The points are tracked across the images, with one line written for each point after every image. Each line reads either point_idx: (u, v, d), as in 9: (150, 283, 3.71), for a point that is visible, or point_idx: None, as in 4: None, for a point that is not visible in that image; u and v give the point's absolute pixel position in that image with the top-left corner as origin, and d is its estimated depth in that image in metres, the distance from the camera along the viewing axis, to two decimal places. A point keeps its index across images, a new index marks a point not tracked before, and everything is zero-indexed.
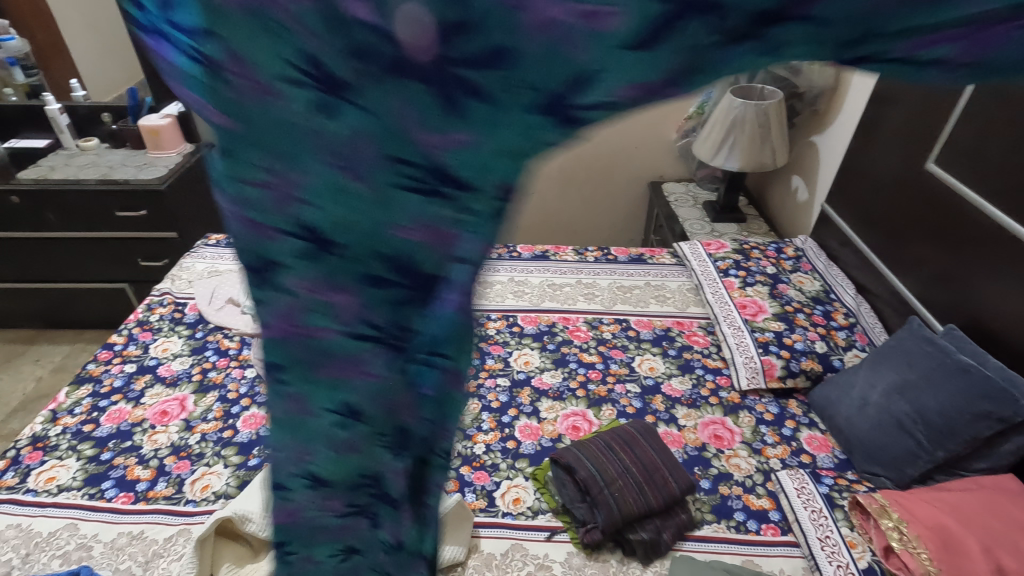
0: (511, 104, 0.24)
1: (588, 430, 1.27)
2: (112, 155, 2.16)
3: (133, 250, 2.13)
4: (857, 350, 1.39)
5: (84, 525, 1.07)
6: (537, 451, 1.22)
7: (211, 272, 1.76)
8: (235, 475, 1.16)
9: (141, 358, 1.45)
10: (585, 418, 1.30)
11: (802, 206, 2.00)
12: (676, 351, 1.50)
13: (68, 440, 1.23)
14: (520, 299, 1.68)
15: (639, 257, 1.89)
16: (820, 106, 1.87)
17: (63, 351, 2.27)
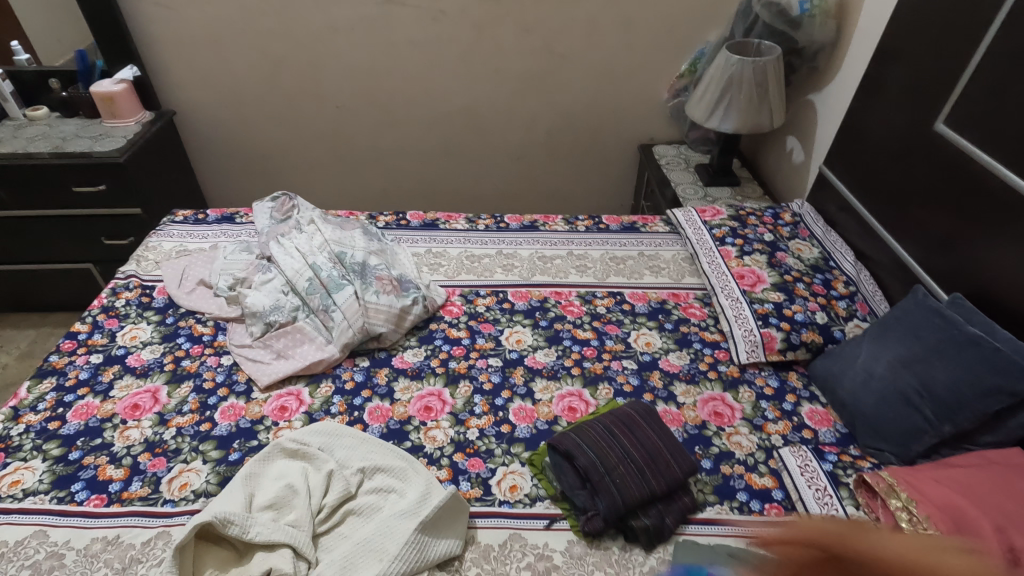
0: None
1: (439, 410, 1.24)
2: (64, 125, 2.00)
3: (95, 228, 2.00)
4: (858, 320, 1.35)
5: (55, 532, 1.00)
6: (381, 434, 1.19)
7: (179, 251, 1.65)
8: (215, 472, 1.10)
9: (108, 347, 1.36)
10: (439, 397, 1.27)
11: (797, 168, 1.94)
12: (673, 324, 1.45)
13: (33, 439, 1.15)
14: (509, 274, 1.61)
15: (631, 225, 1.81)
16: (819, 63, 1.78)
17: (30, 335, 2.16)
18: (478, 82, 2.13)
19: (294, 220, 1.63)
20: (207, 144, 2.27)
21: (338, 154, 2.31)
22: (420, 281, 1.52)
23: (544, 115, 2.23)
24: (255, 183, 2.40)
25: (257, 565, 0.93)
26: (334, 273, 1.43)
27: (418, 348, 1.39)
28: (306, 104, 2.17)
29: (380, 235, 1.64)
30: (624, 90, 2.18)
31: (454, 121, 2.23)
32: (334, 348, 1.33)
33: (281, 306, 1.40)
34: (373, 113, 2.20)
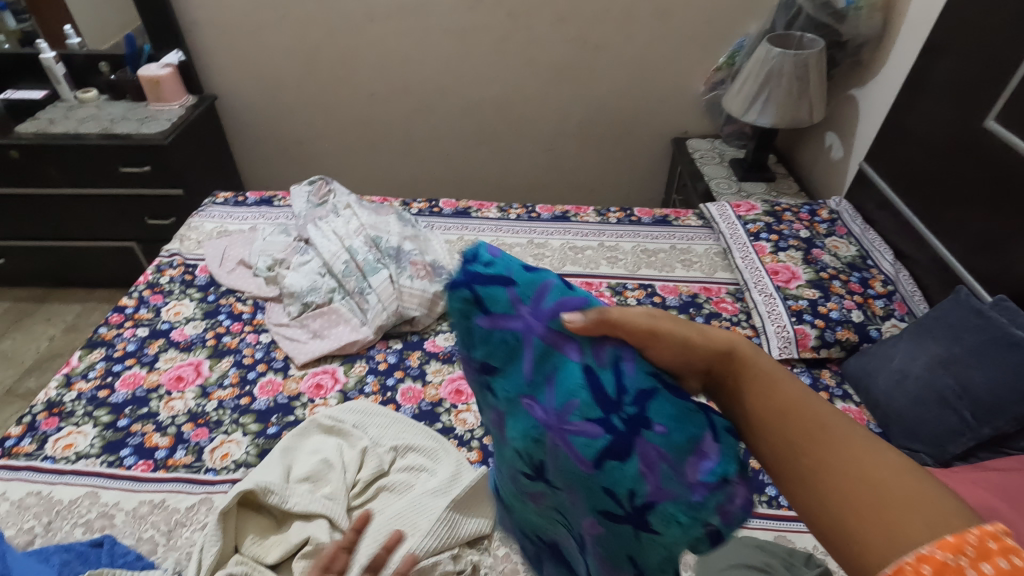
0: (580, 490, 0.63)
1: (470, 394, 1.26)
2: (112, 107, 2.07)
3: (139, 208, 2.07)
4: (895, 320, 1.33)
5: (105, 493, 1.05)
6: (413, 415, 1.22)
7: (220, 232, 1.70)
8: (254, 444, 1.14)
9: (153, 322, 1.42)
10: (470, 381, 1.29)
11: (835, 165, 1.90)
12: (704, 318, 1.44)
13: (84, 406, 1.21)
14: (540, 264, 1.62)
15: (663, 218, 1.81)
16: (863, 57, 1.74)
17: (76, 309, 2.26)
18: (512, 72, 2.14)
19: (331, 204, 1.66)
20: (246, 129, 2.33)
21: (372, 141, 2.34)
22: (452, 267, 1.54)
23: (577, 106, 2.22)
24: (291, 168, 2.44)
25: (295, 533, 0.96)
26: (370, 257, 1.45)
27: (450, 333, 1.41)
28: (343, 91, 2.20)
29: (414, 222, 1.66)
30: (659, 82, 2.16)
31: (487, 110, 2.24)
32: (368, 330, 1.36)
33: (318, 287, 1.43)
34: (407, 100, 2.22)
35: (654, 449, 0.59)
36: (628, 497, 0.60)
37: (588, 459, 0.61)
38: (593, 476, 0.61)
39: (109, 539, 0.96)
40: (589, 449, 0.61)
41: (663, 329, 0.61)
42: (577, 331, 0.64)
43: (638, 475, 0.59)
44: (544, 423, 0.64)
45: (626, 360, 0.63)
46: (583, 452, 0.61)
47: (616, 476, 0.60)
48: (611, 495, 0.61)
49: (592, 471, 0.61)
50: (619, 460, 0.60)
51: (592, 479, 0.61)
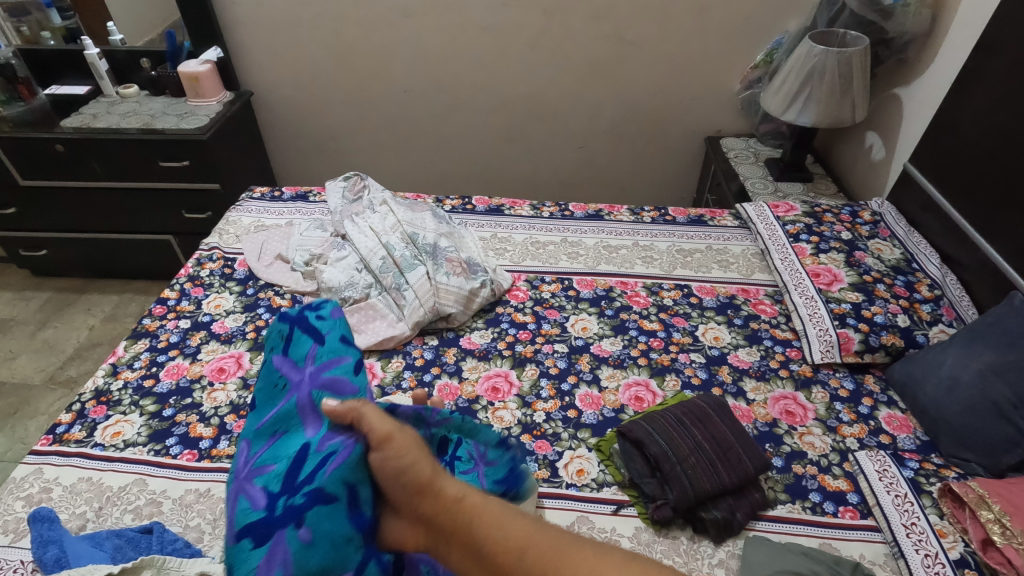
0: (326, 542, 0.75)
1: (506, 391, 1.26)
2: (152, 103, 2.11)
3: (176, 202, 2.11)
4: (943, 325, 1.29)
5: (153, 481, 1.07)
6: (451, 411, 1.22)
7: (257, 226, 1.72)
8: None
9: (195, 314, 1.44)
10: (506, 378, 1.29)
11: (877, 166, 1.86)
12: (742, 320, 1.42)
13: (130, 395, 1.24)
14: (574, 262, 1.61)
15: (699, 218, 1.78)
16: (909, 55, 1.70)
17: (114, 300, 2.31)
18: (546, 69, 2.13)
19: (367, 200, 1.68)
20: (280, 125, 2.36)
21: (403, 138, 2.35)
22: (487, 264, 1.54)
23: (610, 104, 2.20)
24: (323, 164, 2.47)
25: None
26: (407, 253, 1.46)
27: (485, 330, 1.41)
28: (376, 88, 2.22)
29: (448, 218, 1.67)
30: (694, 79, 2.13)
31: (519, 108, 2.24)
32: (405, 326, 1.37)
33: (355, 282, 1.44)
34: (439, 97, 2.23)
35: (284, 544, 0.75)
36: (312, 542, 0.75)
37: (302, 525, 0.76)
38: (314, 535, 0.75)
39: (158, 525, 0.98)
40: (319, 511, 0.76)
41: (395, 434, 0.76)
42: (330, 412, 0.82)
43: (310, 516, 0.76)
44: (288, 474, 0.83)
45: (343, 457, 0.79)
46: (308, 517, 0.76)
47: (335, 527, 0.76)
48: (315, 544, 0.75)
49: (276, 544, 0.75)
50: (296, 504, 0.78)
51: (278, 537, 0.76)
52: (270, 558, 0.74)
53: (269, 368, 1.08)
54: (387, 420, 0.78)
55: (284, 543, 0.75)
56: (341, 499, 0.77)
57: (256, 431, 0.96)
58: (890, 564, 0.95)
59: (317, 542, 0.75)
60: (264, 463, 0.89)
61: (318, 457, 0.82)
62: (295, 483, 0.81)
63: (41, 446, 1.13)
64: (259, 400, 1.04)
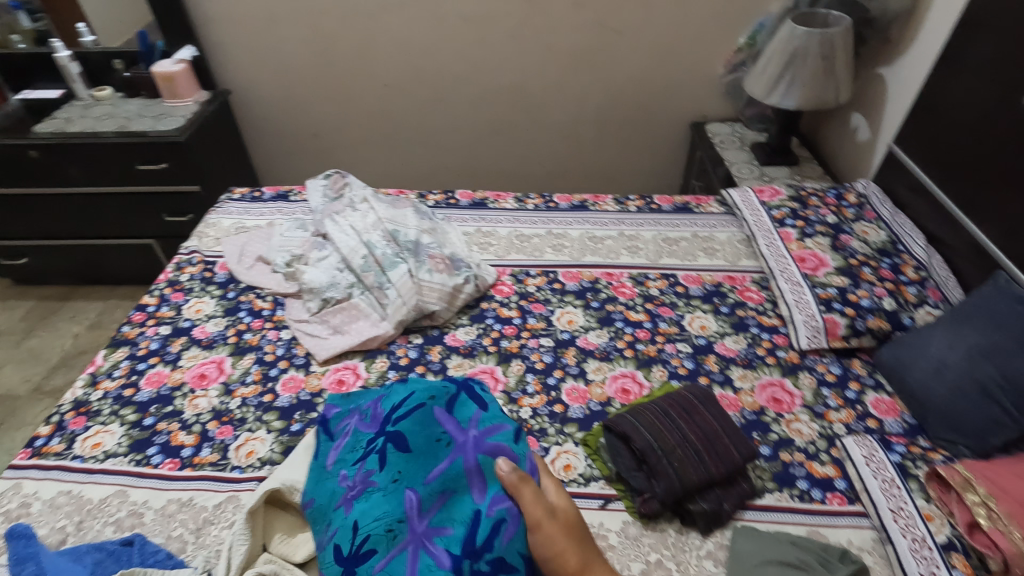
0: None
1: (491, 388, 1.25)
2: (128, 105, 2.07)
3: (156, 205, 2.08)
4: (929, 307, 1.29)
5: (134, 492, 1.06)
6: None
7: (238, 228, 1.70)
8: (279, 441, 1.15)
9: (175, 319, 1.42)
10: (492, 375, 1.28)
11: (862, 147, 1.84)
12: (729, 308, 1.41)
13: (110, 405, 1.22)
14: (559, 254, 1.60)
15: (684, 206, 1.77)
16: (893, 34, 1.68)
17: (98, 307, 2.28)
18: (527, 58, 2.10)
19: (347, 198, 1.65)
20: (260, 124, 2.32)
21: (385, 133, 2.32)
22: (471, 259, 1.53)
23: (594, 93, 2.18)
24: (305, 162, 2.43)
25: None
26: (389, 251, 1.43)
27: (470, 327, 1.39)
28: (356, 82, 2.18)
29: (431, 214, 1.64)
30: (678, 65, 2.10)
31: (502, 99, 2.21)
32: (389, 325, 1.35)
33: (337, 282, 1.42)
34: (421, 90, 2.19)
35: None
36: None
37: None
38: None
39: (139, 537, 0.97)
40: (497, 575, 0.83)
41: (545, 522, 0.86)
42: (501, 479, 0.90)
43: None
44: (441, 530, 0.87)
45: (509, 528, 0.86)
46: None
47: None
48: None
49: None
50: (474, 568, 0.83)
51: None
52: None
53: (427, 414, 0.99)
54: (541, 503, 0.88)
55: None
56: (519, 570, 0.84)
57: (422, 480, 0.92)
58: (878, 550, 0.95)
59: None
60: (441, 523, 0.88)
61: (493, 522, 0.86)
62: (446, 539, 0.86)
63: (20, 460, 1.12)
64: (412, 443, 0.95)
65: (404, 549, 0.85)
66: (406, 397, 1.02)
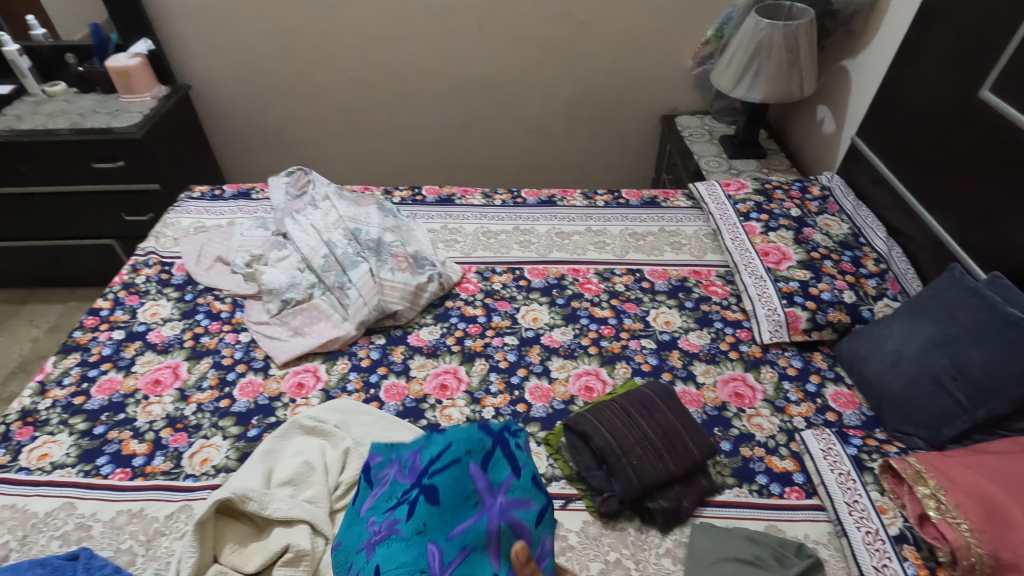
0: None
1: (454, 388, 1.24)
2: (82, 100, 2.00)
3: (115, 204, 2.02)
4: (888, 299, 1.30)
5: (82, 504, 1.03)
6: (397, 412, 1.20)
7: (197, 228, 1.65)
8: (234, 447, 1.12)
9: (129, 323, 1.38)
10: (455, 375, 1.27)
11: (828, 140, 1.85)
12: (693, 303, 1.41)
13: (60, 413, 1.18)
14: (525, 251, 1.58)
15: (652, 200, 1.76)
16: (855, 26, 1.68)
17: (58, 309, 2.22)
18: (495, 51, 2.07)
19: (310, 196, 1.62)
20: (223, 119, 2.26)
21: (353, 128, 2.28)
22: (435, 257, 1.50)
23: (563, 86, 2.16)
24: (271, 158, 2.38)
25: (276, 540, 0.93)
26: (349, 250, 1.41)
27: (434, 326, 1.38)
28: (320, 76, 2.13)
29: (395, 211, 1.62)
30: (647, 57, 2.09)
31: (470, 92, 2.18)
32: (350, 326, 1.33)
33: (297, 283, 1.39)
34: (388, 84, 2.15)
35: None
36: None
37: None
38: None
39: (85, 551, 0.94)
40: None
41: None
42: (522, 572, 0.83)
43: None
44: None
45: None
46: None
47: None
48: None
49: None
50: None
51: None
52: None
53: (461, 471, 0.87)
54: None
55: None
56: None
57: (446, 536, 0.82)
58: (834, 542, 0.96)
59: None
60: None
61: None
62: None
63: None
64: (444, 500, 0.84)
65: None
66: (442, 449, 0.90)
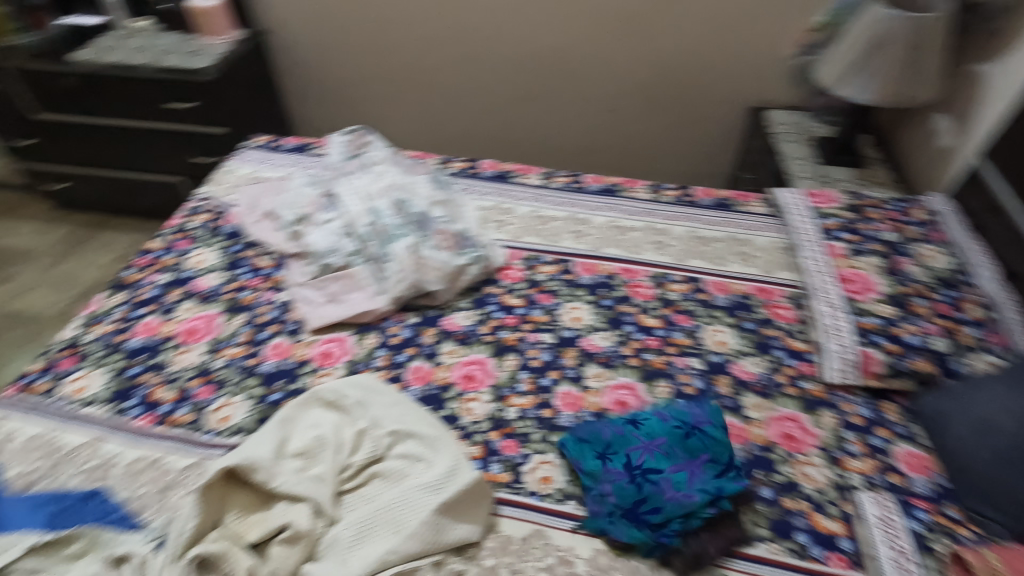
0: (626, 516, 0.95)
1: (481, 381, 1.18)
2: (163, 38, 2.03)
3: (185, 144, 2.06)
4: (988, 354, 1.12)
5: (107, 443, 1.06)
6: (419, 397, 1.16)
7: (253, 178, 1.65)
8: (255, 409, 1.12)
9: (176, 268, 1.40)
10: (483, 367, 1.21)
11: (942, 155, 1.61)
12: (753, 324, 1.27)
13: (101, 349, 1.22)
14: (578, 242, 1.48)
15: (725, 202, 1.60)
16: (1001, 25, 1.43)
17: (128, 240, 2.32)
18: (576, 20, 1.93)
19: (364, 158, 1.57)
20: (295, 69, 2.25)
21: (420, 89, 2.21)
22: (481, 238, 1.43)
23: (645, 64, 1.99)
24: (338, 112, 2.36)
25: (276, 516, 0.92)
26: (394, 221, 1.35)
27: (470, 312, 1.31)
28: (393, 32, 2.06)
29: (447, 184, 1.55)
30: (743, 41, 1.89)
31: (544, 63, 2.05)
32: (384, 300, 1.29)
33: (338, 249, 1.36)
34: (461, 47, 2.06)
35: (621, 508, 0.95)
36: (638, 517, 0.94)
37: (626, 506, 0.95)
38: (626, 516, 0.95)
39: (101, 493, 0.97)
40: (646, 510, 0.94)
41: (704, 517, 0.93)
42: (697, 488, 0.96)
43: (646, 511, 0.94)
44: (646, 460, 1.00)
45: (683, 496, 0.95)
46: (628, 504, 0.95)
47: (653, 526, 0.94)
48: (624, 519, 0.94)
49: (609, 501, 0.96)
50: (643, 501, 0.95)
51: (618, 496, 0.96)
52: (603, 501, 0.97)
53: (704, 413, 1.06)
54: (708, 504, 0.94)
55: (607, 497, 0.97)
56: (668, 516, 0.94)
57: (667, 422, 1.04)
58: None
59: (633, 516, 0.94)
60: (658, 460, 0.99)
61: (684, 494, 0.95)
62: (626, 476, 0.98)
63: (9, 394, 1.13)
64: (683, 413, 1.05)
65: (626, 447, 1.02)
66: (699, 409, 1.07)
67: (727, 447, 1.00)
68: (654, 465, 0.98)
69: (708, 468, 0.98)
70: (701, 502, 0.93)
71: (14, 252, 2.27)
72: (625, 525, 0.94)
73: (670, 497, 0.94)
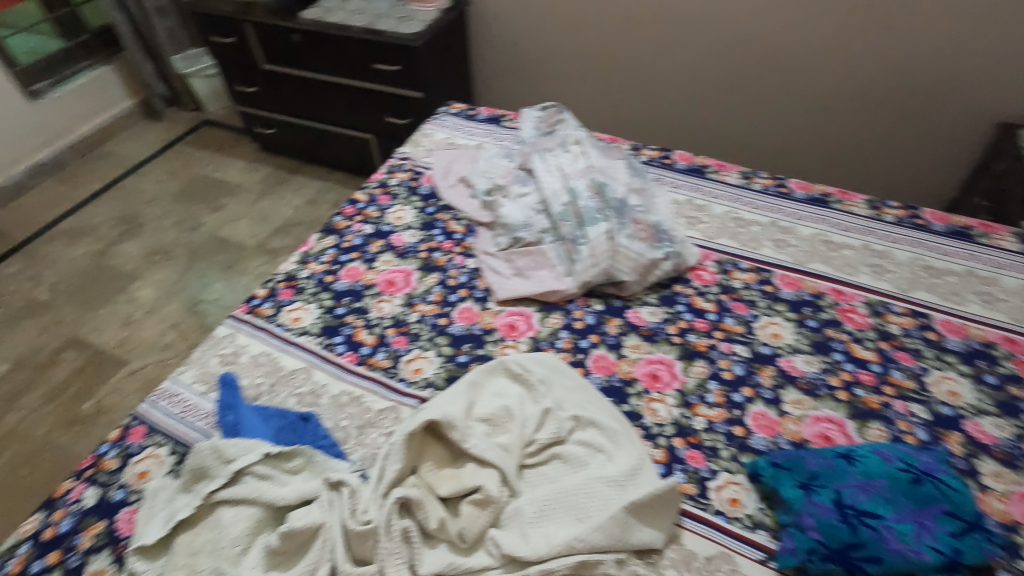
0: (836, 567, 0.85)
1: (666, 383, 1.13)
2: (378, 3, 2.15)
3: (382, 105, 2.19)
4: None
5: (317, 373, 1.15)
6: (601, 387, 1.13)
7: (449, 144, 1.71)
8: (445, 368, 1.16)
9: (378, 221, 1.49)
10: (669, 368, 1.15)
11: None
12: (996, 380, 1.09)
13: (313, 286, 1.33)
14: (779, 253, 1.36)
15: (964, 230, 1.38)
16: None
17: (317, 186, 2.55)
18: (801, 7, 1.75)
19: (561, 136, 1.56)
20: (488, 41, 2.29)
21: (609, 70, 2.15)
22: (675, 233, 1.36)
23: (874, 62, 1.77)
24: (520, 86, 2.37)
25: (467, 476, 0.95)
26: (592, 204, 1.32)
27: (657, 308, 1.26)
28: (594, 9, 2.02)
29: (642, 172, 1.49)
30: (1010, 44, 1.60)
31: (752, 52, 1.90)
32: (572, 283, 1.27)
33: (531, 224, 1.37)
34: (663, 30, 1.97)
35: (827, 549, 0.86)
36: (855, 564, 0.85)
37: (837, 548, 0.85)
38: (840, 561, 0.85)
39: (314, 416, 1.06)
40: (861, 558, 0.85)
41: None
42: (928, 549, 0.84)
43: (864, 559, 0.84)
44: (863, 500, 0.89)
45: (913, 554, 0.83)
46: (839, 547, 0.85)
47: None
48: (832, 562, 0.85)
49: (815, 540, 0.86)
50: (861, 549, 0.85)
51: (826, 535, 0.87)
52: (811, 536, 0.87)
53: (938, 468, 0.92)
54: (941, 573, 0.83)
55: (814, 532, 0.87)
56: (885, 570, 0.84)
57: (890, 466, 0.92)
58: None
59: (843, 561, 0.85)
60: (877, 506, 0.88)
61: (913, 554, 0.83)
62: (843, 519, 0.87)
63: (240, 313, 1.27)
64: (913, 462, 0.92)
65: (841, 485, 0.91)
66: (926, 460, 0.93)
67: (965, 511, 0.87)
68: (871, 509, 0.87)
69: (940, 529, 0.86)
70: (932, 563, 0.83)
71: (226, 184, 2.59)
72: (831, 570, 0.85)
73: (891, 553, 0.83)
